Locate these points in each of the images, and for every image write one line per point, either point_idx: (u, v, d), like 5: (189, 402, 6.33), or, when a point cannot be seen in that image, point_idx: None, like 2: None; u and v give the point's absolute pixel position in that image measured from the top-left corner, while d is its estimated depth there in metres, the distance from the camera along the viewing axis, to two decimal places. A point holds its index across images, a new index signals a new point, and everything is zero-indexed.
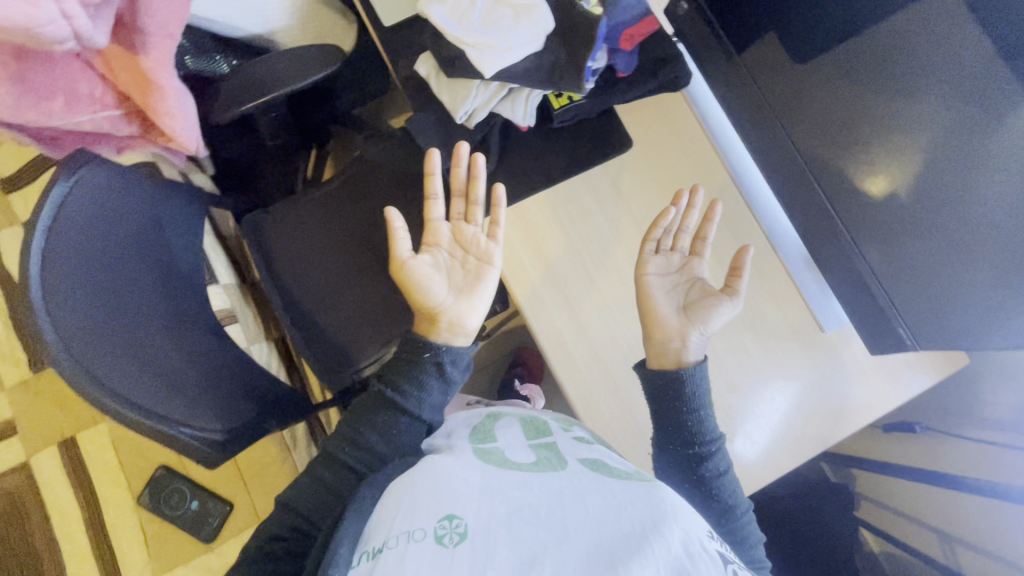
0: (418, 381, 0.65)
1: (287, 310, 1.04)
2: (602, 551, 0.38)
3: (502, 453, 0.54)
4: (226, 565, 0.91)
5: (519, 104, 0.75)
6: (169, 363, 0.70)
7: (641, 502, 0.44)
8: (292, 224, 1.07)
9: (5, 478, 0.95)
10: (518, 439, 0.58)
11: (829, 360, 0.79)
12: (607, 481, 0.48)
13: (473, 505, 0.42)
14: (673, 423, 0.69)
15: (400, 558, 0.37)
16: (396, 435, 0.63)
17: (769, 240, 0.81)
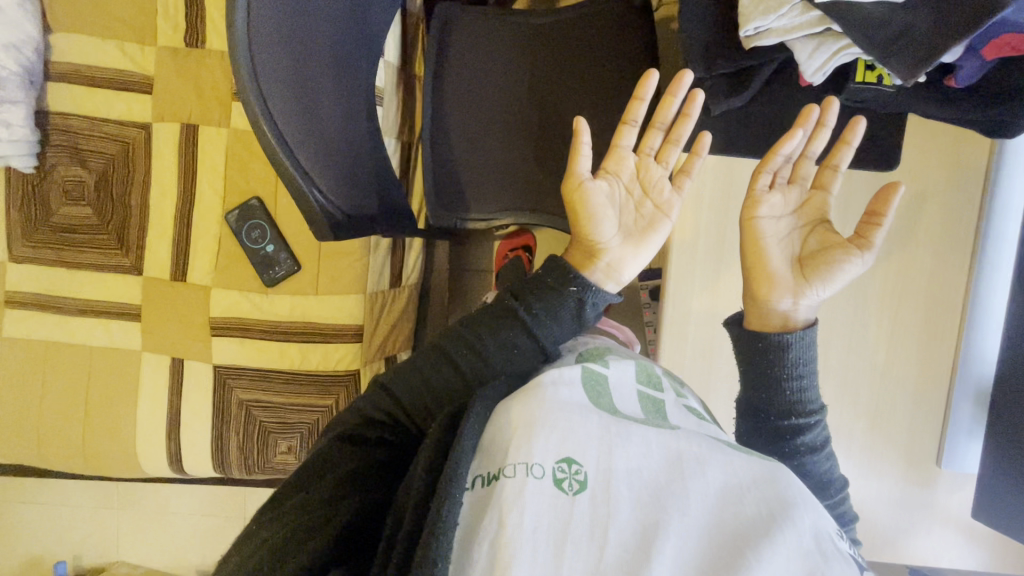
0: (554, 312, 0.56)
1: (431, 122, 0.97)
2: (726, 532, 0.35)
3: (611, 391, 0.49)
4: (289, 320, 0.98)
5: (823, 54, 0.60)
6: (327, 116, 0.66)
7: (767, 479, 0.38)
8: (480, 36, 0.97)
9: (126, 129, 0.97)
10: (626, 376, 0.52)
11: (915, 487, 0.72)
12: (725, 447, 0.42)
13: (593, 446, 0.38)
14: (769, 392, 0.60)
15: (518, 490, 0.34)
16: (513, 354, 0.55)
17: (958, 350, 0.69)
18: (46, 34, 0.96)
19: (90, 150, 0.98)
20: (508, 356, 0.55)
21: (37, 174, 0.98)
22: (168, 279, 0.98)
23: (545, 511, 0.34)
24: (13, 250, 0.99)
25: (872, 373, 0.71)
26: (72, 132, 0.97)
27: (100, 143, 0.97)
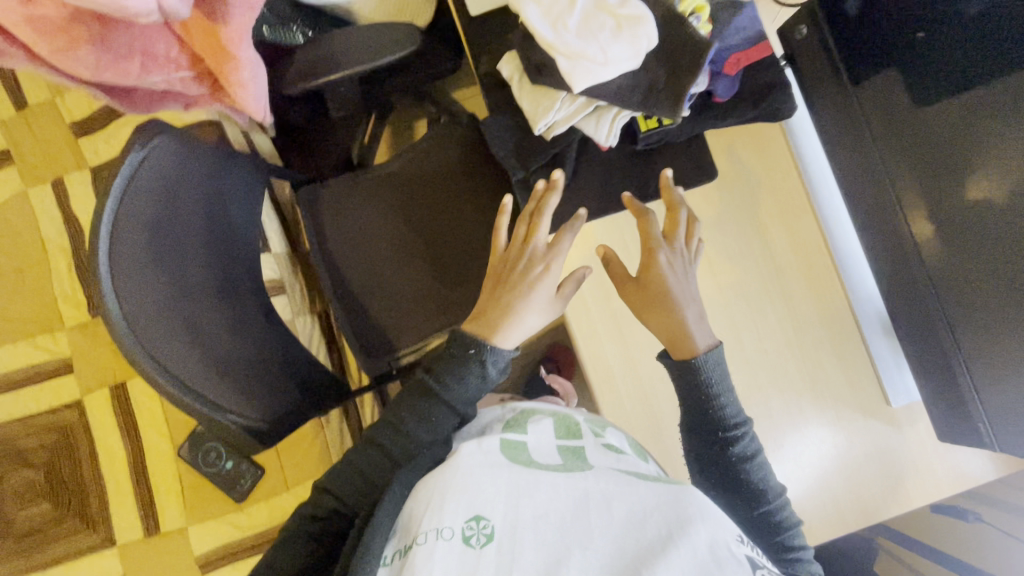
0: (458, 375, 0.62)
1: (334, 287, 1.04)
2: (625, 557, 0.40)
3: (527, 451, 0.55)
4: (267, 525, 0.97)
5: (605, 122, 0.69)
6: (220, 343, 0.71)
7: (674, 501, 0.45)
8: (348, 200, 1.06)
9: (59, 413, 1.00)
10: (548, 437, 0.58)
11: (887, 433, 0.75)
12: (636, 484, 0.48)
13: (501, 504, 0.45)
14: (697, 411, 0.64)
15: (428, 556, 0.40)
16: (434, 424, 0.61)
17: (847, 299, 0.76)
18: None
19: (31, 447, 1.00)
20: (430, 427, 0.61)
21: None
22: (143, 537, 0.97)
23: (455, 568, 0.40)
24: None
25: (790, 347, 0.77)
26: (9, 439, 1.00)
27: (38, 438, 1.00)
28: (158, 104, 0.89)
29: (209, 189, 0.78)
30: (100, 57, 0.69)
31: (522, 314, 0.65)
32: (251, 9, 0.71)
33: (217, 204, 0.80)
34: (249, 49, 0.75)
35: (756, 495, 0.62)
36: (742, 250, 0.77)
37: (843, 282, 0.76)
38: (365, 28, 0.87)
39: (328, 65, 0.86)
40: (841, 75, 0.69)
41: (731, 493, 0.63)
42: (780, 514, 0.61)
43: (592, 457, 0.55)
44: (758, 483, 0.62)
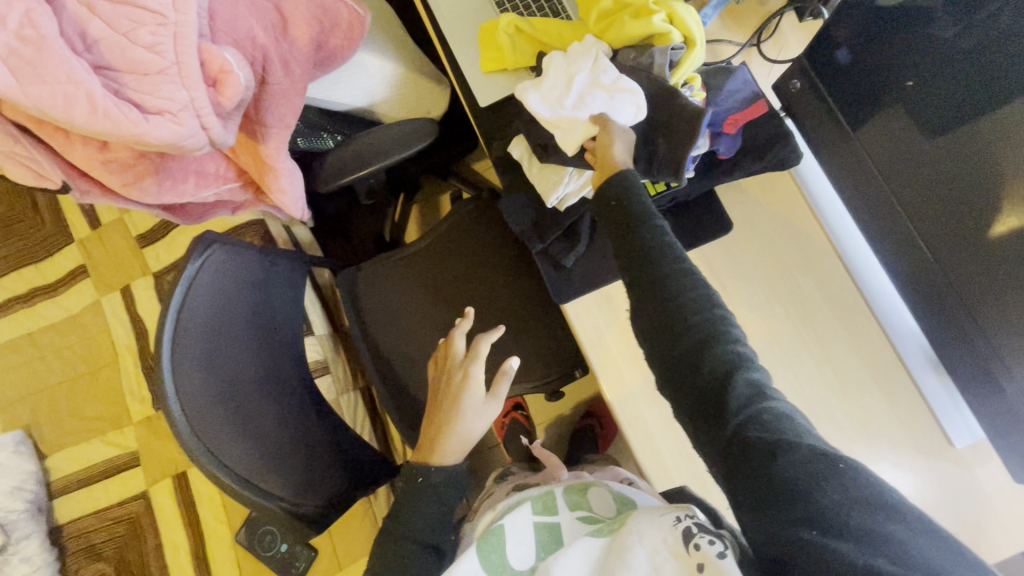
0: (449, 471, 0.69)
1: (374, 363, 1.09)
2: None
3: (505, 541, 0.60)
4: None
5: None
6: (271, 431, 0.76)
7: (612, 558, 0.52)
8: (381, 279, 1.12)
9: (127, 504, 1.06)
10: (526, 515, 0.64)
11: (955, 477, 0.70)
12: (590, 548, 0.55)
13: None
14: (672, 316, 0.54)
15: None
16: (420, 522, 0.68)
17: (884, 335, 0.75)
18: (41, 461, 1.09)
19: (102, 541, 1.05)
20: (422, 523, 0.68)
21: None
22: None
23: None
24: None
25: (834, 390, 0.74)
26: (83, 533, 1.06)
27: (109, 531, 1.05)
28: (210, 212, 0.99)
29: (255, 287, 0.85)
30: (161, 183, 0.79)
31: (461, 430, 0.72)
32: (286, 126, 0.80)
33: (262, 299, 0.86)
34: (286, 160, 0.84)
35: (758, 418, 0.48)
36: (769, 296, 0.77)
37: (879, 320, 0.75)
38: (387, 126, 0.96)
39: (356, 163, 0.95)
40: (839, 119, 0.72)
41: (726, 420, 0.49)
42: (786, 428, 0.47)
43: (567, 537, 0.61)
44: (735, 388, 0.49)
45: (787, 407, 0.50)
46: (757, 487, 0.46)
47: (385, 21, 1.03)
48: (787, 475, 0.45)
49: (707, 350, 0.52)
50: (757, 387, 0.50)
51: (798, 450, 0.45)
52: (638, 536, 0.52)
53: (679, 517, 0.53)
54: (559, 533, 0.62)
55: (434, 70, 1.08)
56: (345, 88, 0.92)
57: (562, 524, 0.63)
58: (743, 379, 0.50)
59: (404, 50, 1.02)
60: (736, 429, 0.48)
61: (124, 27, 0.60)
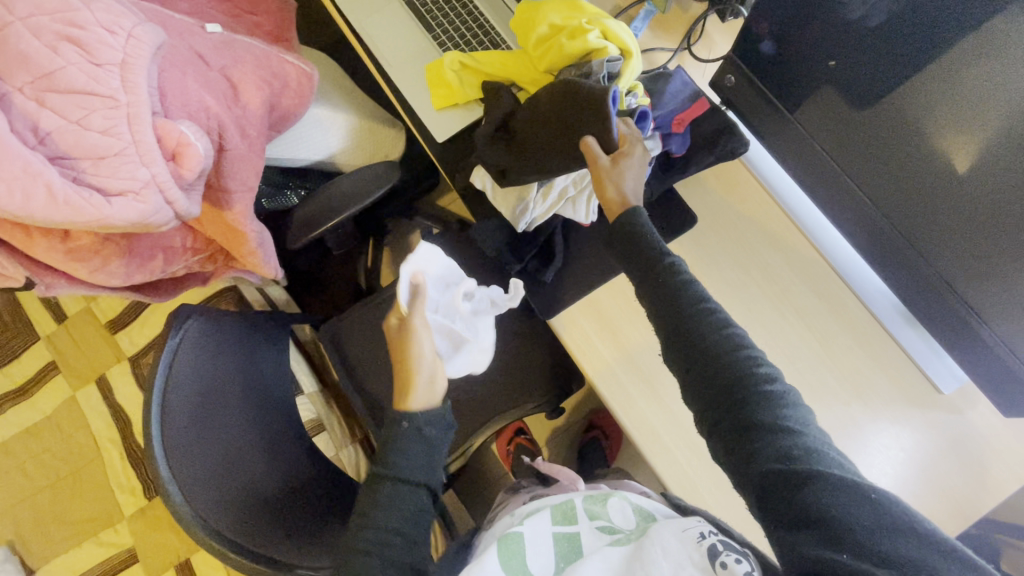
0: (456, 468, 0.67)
1: (369, 412, 1.08)
2: None
3: (524, 550, 0.58)
4: None
5: (581, 205, 0.76)
6: (276, 499, 0.74)
7: (637, 568, 0.51)
8: (364, 326, 1.12)
9: None
10: (544, 524, 0.61)
11: (952, 423, 0.73)
12: (609, 555, 0.55)
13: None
14: (701, 347, 0.58)
15: None
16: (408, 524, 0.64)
17: (856, 298, 0.78)
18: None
19: None
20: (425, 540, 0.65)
21: None
22: None
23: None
24: None
25: (821, 360, 0.77)
26: None
27: None
28: (181, 286, 0.98)
29: (240, 353, 0.84)
30: (130, 265, 0.78)
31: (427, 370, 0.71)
32: (250, 189, 0.80)
33: (249, 364, 0.85)
34: (253, 222, 0.85)
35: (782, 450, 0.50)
36: (744, 280, 0.79)
37: (850, 286, 0.78)
38: (350, 176, 0.97)
39: (326, 216, 0.95)
40: (776, 105, 0.77)
41: (738, 415, 0.54)
42: (813, 451, 0.50)
43: (587, 547, 0.58)
44: (755, 379, 0.54)
45: (796, 399, 0.55)
46: (772, 487, 0.50)
47: (332, 74, 1.06)
48: (801, 493, 0.48)
49: (716, 339, 0.57)
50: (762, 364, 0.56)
51: (811, 467, 0.49)
52: (661, 559, 0.52)
53: (702, 534, 0.55)
54: (578, 540, 0.59)
55: (386, 115, 1.11)
56: (302, 143, 0.93)
57: (581, 534, 0.60)
58: (749, 349, 0.57)
59: (354, 100, 1.05)
60: (744, 430, 0.53)
61: (76, 115, 0.60)
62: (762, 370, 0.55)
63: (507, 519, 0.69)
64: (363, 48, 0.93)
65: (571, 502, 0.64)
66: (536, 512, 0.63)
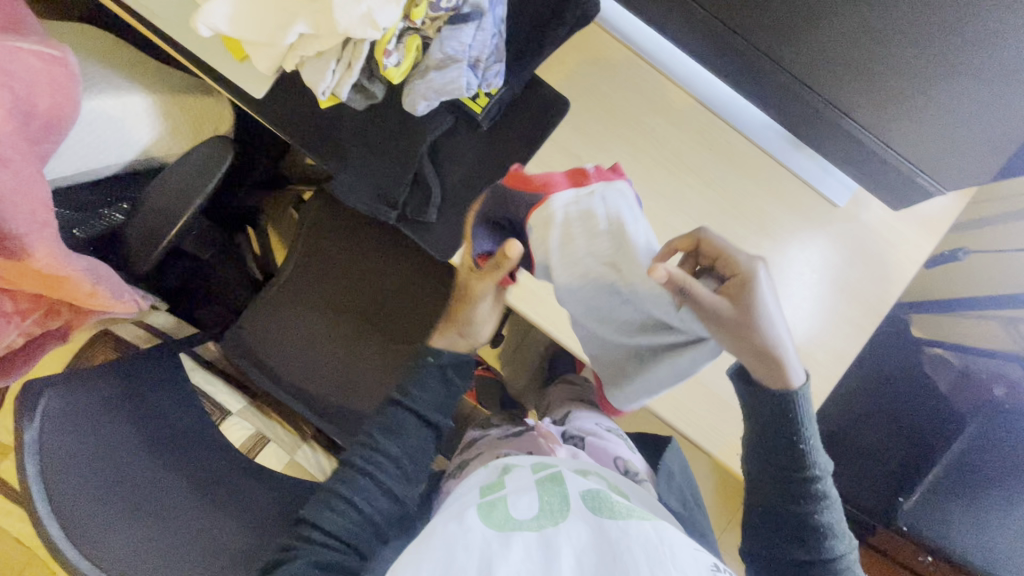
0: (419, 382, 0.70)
1: (310, 409, 1.01)
2: None
3: (507, 505, 0.54)
4: None
5: (413, 97, 0.65)
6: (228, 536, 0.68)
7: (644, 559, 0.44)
8: (266, 325, 1.01)
9: None
10: (526, 481, 0.59)
11: (852, 230, 0.75)
12: (606, 526, 0.49)
13: (474, 565, 0.45)
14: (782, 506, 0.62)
15: None
16: (401, 434, 0.68)
17: (745, 136, 0.75)
18: None
19: None
20: (408, 442, 0.68)
21: None
22: None
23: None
24: None
25: (727, 210, 0.74)
26: None
27: None
28: (37, 356, 0.84)
29: (129, 408, 0.73)
30: None
31: (335, 81, 0.65)
32: (46, 224, 0.66)
33: (147, 415, 0.75)
34: (74, 259, 0.70)
35: None
36: (634, 154, 0.74)
37: (737, 128, 0.75)
38: (174, 166, 0.81)
39: (162, 224, 0.79)
40: None
41: (800, 534, 0.61)
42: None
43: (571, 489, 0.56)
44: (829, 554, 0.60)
45: (843, 523, 0.63)
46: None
47: (98, 51, 0.84)
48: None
49: (809, 483, 0.61)
50: (836, 528, 0.61)
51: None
52: (674, 552, 0.46)
53: (713, 566, 0.48)
54: (563, 484, 0.57)
55: (194, 82, 0.92)
56: (95, 147, 0.76)
57: (570, 492, 0.55)
58: (831, 516, 0.61)
59: (141, 74, 0.85)
60: (802, 541, 0.61)
61: None
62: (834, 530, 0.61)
63: (482, 473, 0.65)
64: (118, 6, 0.73)
65: (561, 474, 0.59)
66: (516, 471, 0.62)
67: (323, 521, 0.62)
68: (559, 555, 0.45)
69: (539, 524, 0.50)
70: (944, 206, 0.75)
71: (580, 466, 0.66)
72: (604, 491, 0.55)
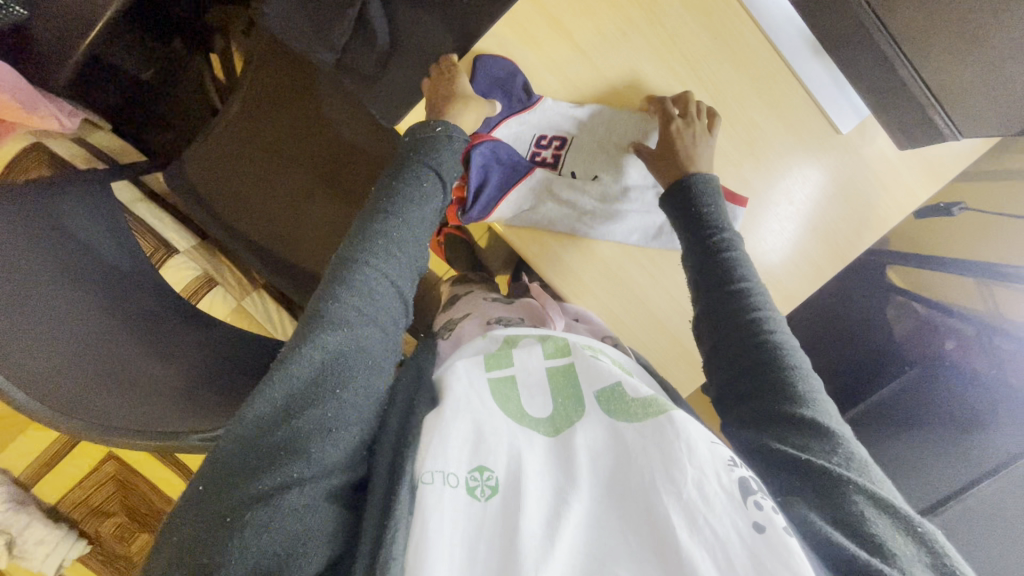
0: (438, 144, 0.56)
1: (255, 257, 0.96)
2: (611, 490, 0.43)
3: (519, 394, 0.50)
4: None
5: None
6: (160, 373, 0.70)
7: (659, 463, 0.42)
8: (215, 163, 0.95)
9: (102, 468, 1.08)
10: (535, 360, 0.52)
11: (848, 163, 0.67)
12: (621, 433, 0.45)
13: (503, 452, 0.43)
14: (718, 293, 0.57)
15: (436, 497, 0.40)
16: (412, 185, 0.54)
17: (759, 28, 0.64)
18: None
19: (100, 501, 1.09)
20: (419, 194, 0.54)
21: (94, 547, 1.10)
22: None
23: (463, 521, 0.40)
24: None
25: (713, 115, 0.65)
26: (80, 504, 1.08)
27: (100, 493, 1.09)
28: None
29: (52, 232, 0.71)
30: None
31: None
32: None
33: (72, 243, 0.73)
34: None
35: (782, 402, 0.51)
36: (623, 30, 0.63)
37: (753, 16, 0.64)
38: None
39: (73, 25, 0.69)
40: None
41: (756, 365, 0.53)
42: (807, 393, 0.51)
43: (584, 376, 0.51)
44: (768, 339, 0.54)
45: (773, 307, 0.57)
46: (781, 452, 0.48)
47: None
48: (799, 507, 0.45)
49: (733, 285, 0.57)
50: (779, 330, 0.55)
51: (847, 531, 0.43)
52: (692, 446, 0.42)
53: (730, 460, 0.43)
54: (576, 376, 0.51)
55: None
56: None
57: (585, 388, 0.50)
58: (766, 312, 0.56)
59: None
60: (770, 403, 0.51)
61: None
62: (774, 323, 0.55)
63: (480, 344, 0.56)
64: None
65: (575, 362, 0.52)
66: (525, 345, 0.54)
67: (334, 300, 0.47)
68: (575, 460, 0.43)
69: (553, 428, 0.47)
70: (956, 155, 0.69)
71: (585, 342, 0.56)
72: (621, 384, 0.48)
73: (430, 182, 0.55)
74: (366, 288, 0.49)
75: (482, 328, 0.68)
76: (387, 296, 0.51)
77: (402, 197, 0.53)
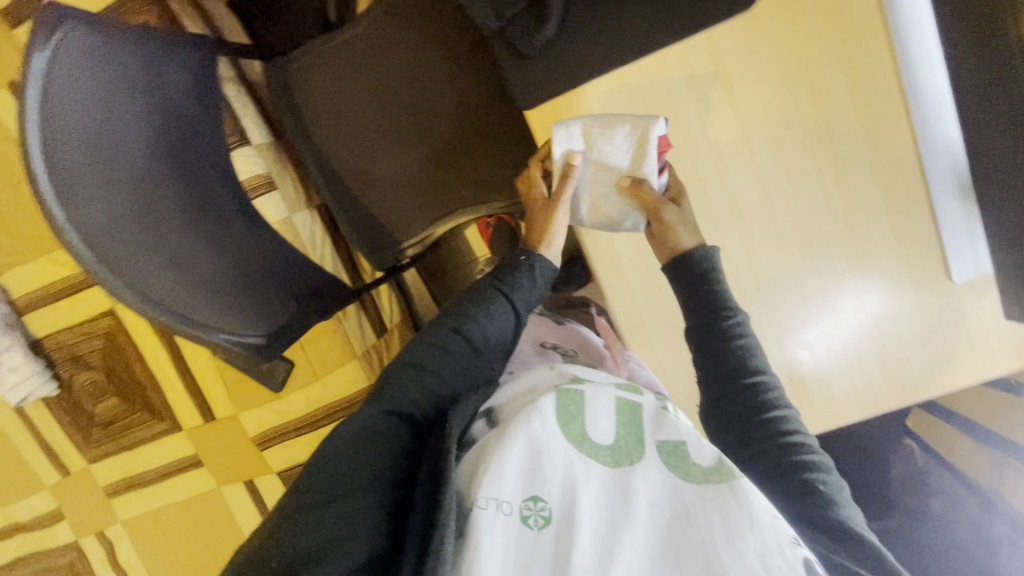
0: (515, 276, 0.65)
1: (325, 181, 0.95)
2: (663, 535, 0.46)
3: (585, 413, 0.51)
4: (320, 403, 1.05)
5: None
6: (205, 265, 0.66)
7: (719, 531, 0.45)
8: (320, 77, 0.92)
9: (98, 321, 1.05)
10: (605, 390, 0.54)
11: (945, 312, 0.66)
12: (680, 491, 0.47)
13: (558, 484, 0.45)
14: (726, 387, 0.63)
15: (489, 522, 0.42)
16: (490, 310, 0.63)
17: (915, 150, 0.61)
18: None
19: (86, 353, 1.07)
20: (495, 319, 0.63)
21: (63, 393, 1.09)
22: (202, 422, 1.09)
23: (514, 547, 0.43)
24: (87, 454, 1.14)
25: (837, 215, 0.64)
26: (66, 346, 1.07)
27: (88, 345, 1.07)
28: None
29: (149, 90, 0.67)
30: None
31: None
32: None
33: (164, 106, 0.70)
34: None
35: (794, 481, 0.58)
36: (786, 104, 0.61)
37: (915, 135, 0.61)
38: None
39: None
40: None
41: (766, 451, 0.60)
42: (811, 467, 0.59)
43: (649, 420, 0.53)
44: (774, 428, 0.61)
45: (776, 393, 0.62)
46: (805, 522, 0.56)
47: None
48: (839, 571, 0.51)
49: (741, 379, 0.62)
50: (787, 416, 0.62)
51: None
52: (755, 516, 0.45)
53: (793, 539, 0.46)
54: (642, 418, 0.53)
55: None
56: None
57: (649, 432, 0.52)
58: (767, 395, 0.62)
59: None
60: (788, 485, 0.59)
61: None
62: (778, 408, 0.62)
63: (548, 376, 0.57)
64: None
65: (643, 405, 0.54)
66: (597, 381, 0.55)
67: (398, 393, 0.55)
68: (634, 502, 0.46)
69: (614, 459, 0.49)
70: None
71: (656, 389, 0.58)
72: (686, 444, 0.50)
73: (500, 305, 0.63)
74: (426, 388, 0.57)
75: (535, 349, 0.72)
76: (440, 392, 0.58)
77: (473, 313, 0.63)
